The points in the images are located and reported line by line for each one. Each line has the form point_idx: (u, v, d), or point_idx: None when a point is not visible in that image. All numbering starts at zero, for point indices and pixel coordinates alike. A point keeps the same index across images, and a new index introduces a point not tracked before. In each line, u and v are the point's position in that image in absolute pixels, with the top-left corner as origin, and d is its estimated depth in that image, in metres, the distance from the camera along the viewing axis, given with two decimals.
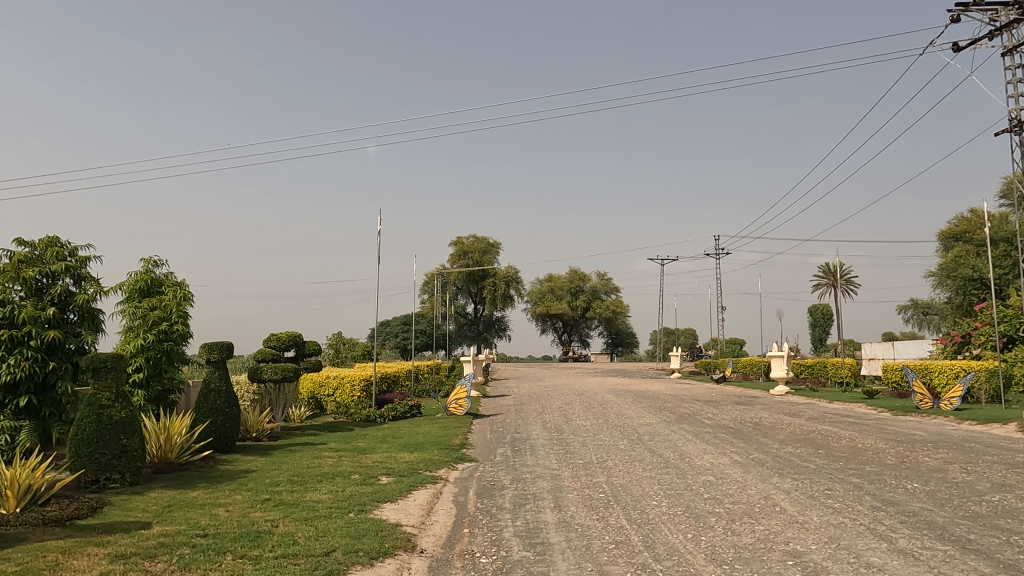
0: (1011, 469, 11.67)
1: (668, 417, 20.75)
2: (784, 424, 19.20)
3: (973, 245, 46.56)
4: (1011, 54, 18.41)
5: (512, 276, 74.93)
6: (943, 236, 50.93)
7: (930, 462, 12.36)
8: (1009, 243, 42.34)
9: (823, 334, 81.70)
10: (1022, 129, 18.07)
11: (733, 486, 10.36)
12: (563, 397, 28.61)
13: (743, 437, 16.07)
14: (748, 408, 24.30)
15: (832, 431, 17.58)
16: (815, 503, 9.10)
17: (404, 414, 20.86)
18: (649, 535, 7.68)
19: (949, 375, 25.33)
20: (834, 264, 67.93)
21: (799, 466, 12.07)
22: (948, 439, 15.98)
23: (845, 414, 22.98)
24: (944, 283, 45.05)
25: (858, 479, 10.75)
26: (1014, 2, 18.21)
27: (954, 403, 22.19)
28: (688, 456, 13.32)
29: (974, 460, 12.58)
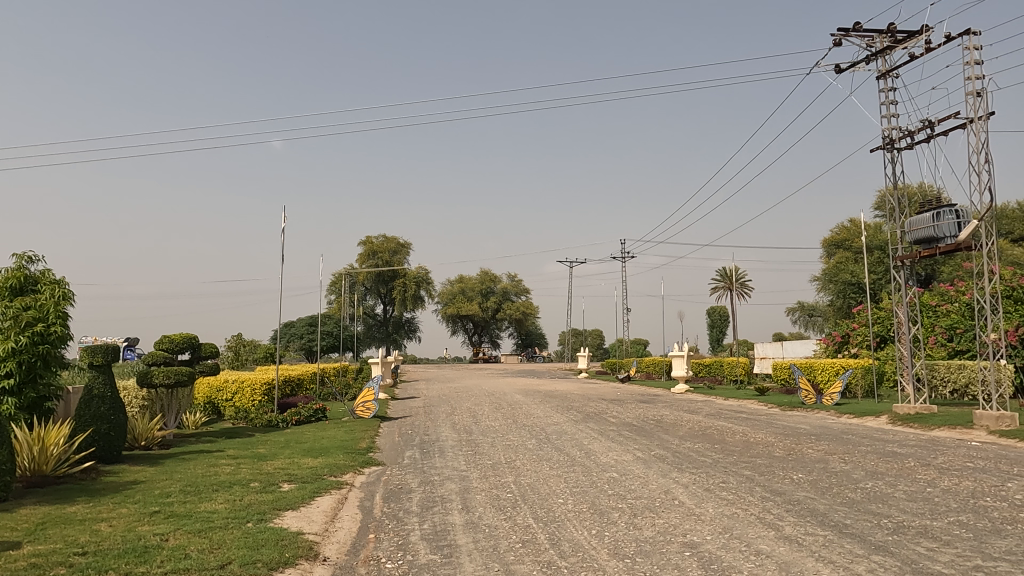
0: (881, 458, 12.75)
1: (575, 416, 21.18)
2: (684, 420, 20.06)
3: (852, 252, 50.47)
4: (885, 77, 20.10)
5: (422, 277, 74.07)
6: (826, 243, 54.88)
7: (813, 453, 13.29)
8: (882, 251, 46.19)
9: (719, 335, 86.00)
10: (894, 147, 19.74)
11: (636, 482, 10.71)
12: (472, 398, 28.63)
13: (645, 434, 16.68)
14: (651, 406, 25.24)
15: (727, 426, 18.55)
16: (711, 495, 9.57)
17: (309, 418, 20.21)
18: (555, 532, 7.82)
19: (830, 372, 27.33)
20: (730, 269, 71.74)
21: (697, 460, 12.65)
22: (829, 432, 17.24)
23: (739, 410, 24.33)
24: (826, 287, 48.55)
25: (750, 472, 11.39)
26: (887, 30, 19.86)
27: (834, 398, 23.99)
28: (594, 454, 13.66)
29: (851, 450, 13.65)
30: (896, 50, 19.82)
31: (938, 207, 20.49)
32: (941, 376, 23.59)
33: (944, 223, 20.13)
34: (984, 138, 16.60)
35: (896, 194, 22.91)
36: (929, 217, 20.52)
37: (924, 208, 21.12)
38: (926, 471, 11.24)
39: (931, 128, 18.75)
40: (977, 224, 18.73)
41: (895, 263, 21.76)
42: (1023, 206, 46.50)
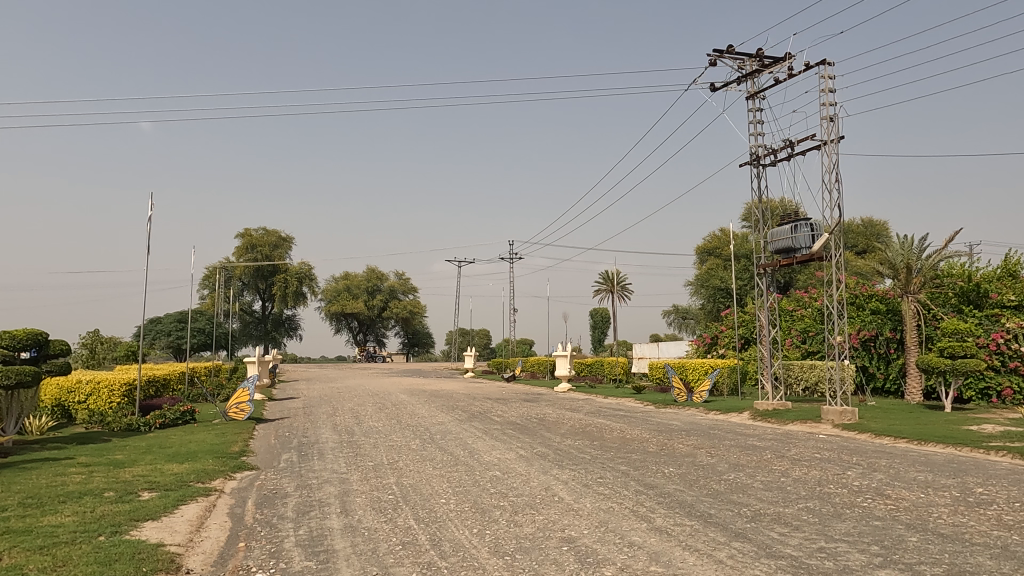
0: (743, 451, 13.76)
1: (460, 415, 21.17)
2: (565, 418, 20.61)
3: (721, 260, 54.04)
4: (753, 98, 21.68)
5: (305, 273, 71.23)
6: (698, 250, 58.38)
7: (682, 448, 14.10)
8: (748, 259, 49.83)
9: (601, 335, 89.25)
10: (759, 163, 21.33)
11: (518, 480, 10.87)
12: (355, 398, 27.87)
13: (528, 432, 16.98)
14: (534, 405, 25.73)
15: (606, 424, 19.27)
16: (588, 491, 9.88)
17: (174, 421, 18.86)
18: (436, 533, 7.77)
19: (700, 371, 29.14)
20: (611, 272, 74.64)
21: (576, 457, 13.03)
22: (697, 428, 18.36)
23: (617, 408, 25.37)
24: (699, 291, 51.67)
25: (625, 467, 11.89)
26: (756, 55, 21.46)
27: (703, 396, 25.60)
28: (477, 453, 13.73)
29: (717, 445, 14.62)
30: (763, 74, 21.45)
31: (795, 220, 22.31)
32: (795, 375, 25.81)
33: (800, 234, 21.91)
34: (835, 160, 18.32)
35: (760, 206, 24.80)
36: (788, 229, 22.28)
37: (784, 220, 23.01)
38: (781, 462, 12.24)
39: (791, 148, 20.42)
40: (828, 236, 20.65)
41: (759, 270, 23.54)
42: (866, 222, 51.78)
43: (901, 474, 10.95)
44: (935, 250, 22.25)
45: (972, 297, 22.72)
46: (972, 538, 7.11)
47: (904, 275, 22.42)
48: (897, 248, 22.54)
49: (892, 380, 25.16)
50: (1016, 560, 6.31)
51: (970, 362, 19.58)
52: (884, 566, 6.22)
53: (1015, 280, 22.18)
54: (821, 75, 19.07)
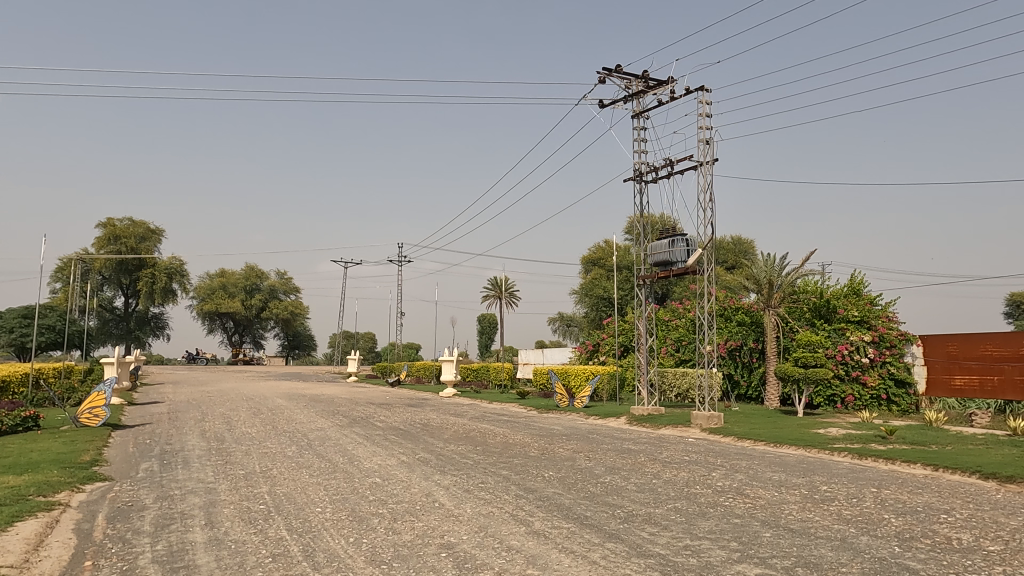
0: (619, 454, 14.32)
1: (340, 421, 20.53)
2: (449, 423, 20.55)
3: (605, 270, 56.13)
4: (638, 117, 22.73)
5: (176, 268, 66.45)
6: (583, 260, 60.26)
7: (562, 452, 14.47)
8: (629, 270, 52.09)
9: (488, 341, 89.88)
10: (642, 180, 22.39)
11: (398, 486, 10.69)
12: (227, 403, 26.31)
13: (411, 438, 16.76)
14: (418, 410, 25.45)
15: (489, 428, 19.41)
16: (469, 496, 9.89)
17: (13, 428, 16.92)
18: (309, 544, 7.47)
19: (581, 377, 30.09)
20: (500, 278, 75.31)
21: (459, 462, 13.01)
22: (577, 432, 18.92)
23: (501, 413, 25.63)
24: (583, 300, 53.36)
25: (506, 471, 12.02)
26: (642, 76, 22.53)
27: (583, 401, 26.47)
28: (357, 459, 13.36)
29: (594, 449, 15.13)
30: (647, 95, 22.56)
31: (673, 235, 23.65)
32: (669, 382, 27.27)
33: (677, 249, 23.27)
34: (710, 180, 19.57)
35: (641, 220, 25.99)
36: (666, 243, 23.52)
37: (662, 235, 24.24)
38: (653, 465, 12.86)
39: (670, 166, 21.60)
40: (701, 252, 21.99)
41: (639, 281, 24.64)
42: (736, 241, 55.65)
43: (758, 474, 11.84)
44: (793, 268, 24.26)
45: (823, 312, 24.96)
46: (817, 531, 7.79)
47: (766, 290, 24.28)
48: (761, 265, 24.39)
49: (754, 387, 27.14)
50: (853, 551, 6.98)
51: (819, 371, 21.51)
52: (741, 561, 6.67)
53: (859, 297, 24.60)
54: (700, 100, 20.34)
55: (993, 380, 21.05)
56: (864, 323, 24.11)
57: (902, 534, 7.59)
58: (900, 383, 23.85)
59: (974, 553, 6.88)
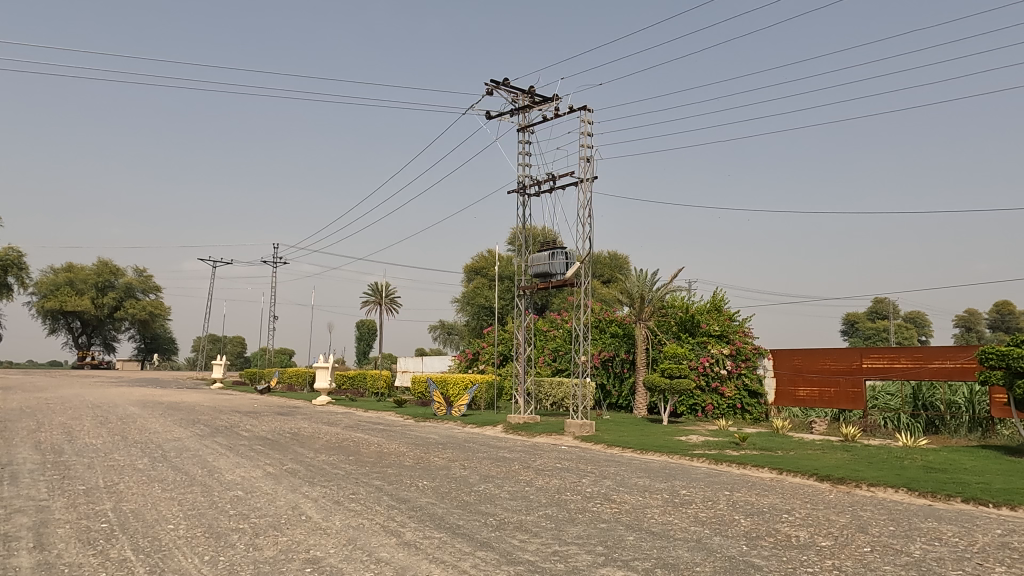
0: (493, 463, 14.44)
1: (200, 430, 19.18)
2: (321, 432, 19.80)
3: (487, 279, 56.66)
4: (523, 130, 23.21)
5: (12, 260, 59.44)
6: (466, 269, 60.41)
7: (437, 461, 14.36)
8: (511, 280, 52.89)
9: (366, 348, 87.65)
10: (525, 193, 22.82)
11: (262, 499, 10.13)
12: (69, 411, 23.80)
13: (278, 448, 15.96)
14: (288, 418, 24.32)
15: (363, 437, 18.90)
16: (338, 508, 9.56)
17: None
18: (158, 564, 6.91)
19: (460, 386, 30.09)
20: (381, 284, 73.85)
21: (329, 473, 12.55)
22: (453, 441, 18.86)
23: (376, 421, 25.08)
24: (464, 308, 53.57)
25: (379, 482, 11.74)
26: (528, 92, 23.03)
27: (461, 410, 26.49)
28: (218, 471, 12.54)
29: (470, 457, 15.15)
30: (533, 110, 23.08)
31: (552, 248, 24.28)
32: (545, 391, 28.02)
33: (556, 261, 23.91)
34: (589, 198, 20.29)
35: (524, 232, 26.43)
36: (546, 255, 24.12)
37: (542, 247, 24.86)
38: (526, 472, 13.07)
39: (553, 181, 22.18)
40: (580, 265, 22.74)
41: (519, 291, 25.07)
42: (613, 256, 58.10)
43: (625, 480, 12.38)
44: (663, 284, 25.68)
45: (688, 326, 26.59)
46: (675, 533, 8.24)
47: (638, 303, 25.52)
48: (634, 280, 25.66)
49: (624, 396, 28.38)
50: (706, 550, 7.46)
51: (683, 382, 22.91)
52: (605, 564, 6.92)
53: (719, 313, 26.45)
54: (582, 119, 21.08)
55: (830, 391, 23.18)
56: (723, 337, 25.96)
57: (749, 534, 8.20)
58: (753, 393, 25.85)
59: (809, 548, 7.57)
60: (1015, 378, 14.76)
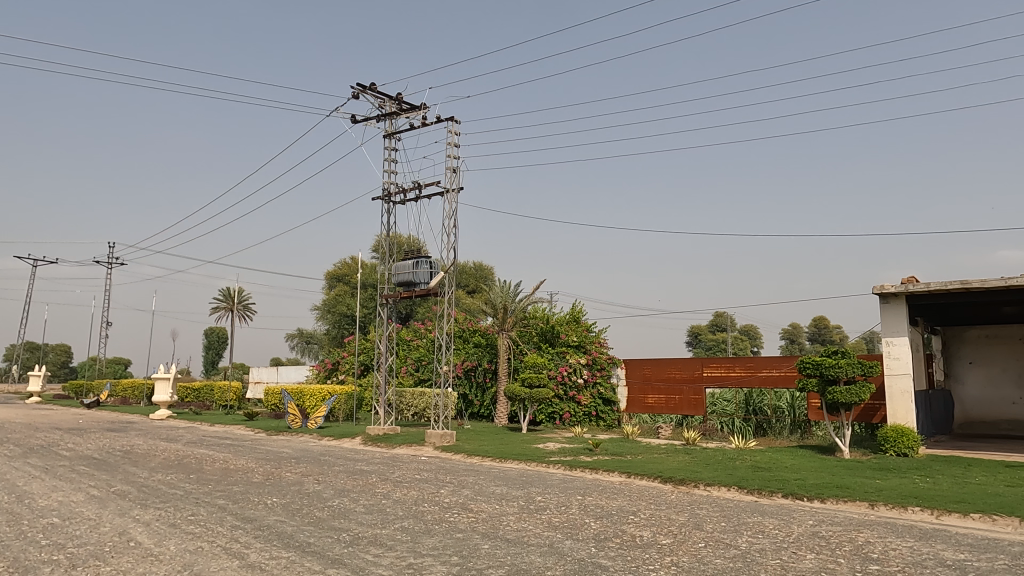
0: (350, 476, 13.99)
1: (9, 451, 16.89)
2: (158, 450, 18.16)
3: (350, 286, 55.09)
4: (390, 137, 22.91)
5: None
6: (327, 275, 58.29)
7: (289, 477, 13.68)
8: (374, 288, 51.80)
9: (215, 357, 81.91)
10: (390, 200, 22.51)
11: (83, 526, 9.11)
12: None
13: (106, 468, 14.45)
14: (120, 435, 22.08)
15: (207, 454, 17.59)
16: (174, 531, 8.81)
17: None
18: None
19: (317, 398, 28.89)
20: (233, 289, 69.47)
21: (165, 494, 11.54)
22: (307, 455, 18.05)
23: (222, 436, 23.44)
24: (325, 316, 51.79)
25: (223, 501, 10.96)
26: (395, 98, 22.77)
27: (317, 423, 25.41)
28: (29, 497, 11.10)
29: (325, 471, 14.57)
30: (400, 117, 22.85)
31: (417, 257, 24.10)
32: (406, 402, 27.67)
33: (420, 270, 23.75)
34: (454, 207, 20.41)
35: (388, 239, 25.98)
36: (410, 264, 23.87)
37: (407, 256, 24.57)
38: (383, 485, 12.80)
39: (419, 189, 22.05)
40: (444, 275, 22.73)
41: (381, 300, 24.57)
42: (478, 266, 58.71)
43: (483, 489, 12.48)
44: (525, 295, 26.29)
45: (548, 336, 27.38)
46: (529, 539, 8.43)
47: (501, 314, 25.99)
48: (498, 290, 26.08)
49: (485, 405, 28.68)
50: (557, 554, 7.71)
51: (542, 391, 23.57)
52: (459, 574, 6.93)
53: (577, 324, 27.53)
54: (450, 130, 21.21)
55: (675, 398, 24.90)
56: (580, 347, 27.04)
57: (597, 536, 8.58)
58: (607, 401, 27.10)
59: (651, 546, 8.05)
60: (826, 385, 16.66)
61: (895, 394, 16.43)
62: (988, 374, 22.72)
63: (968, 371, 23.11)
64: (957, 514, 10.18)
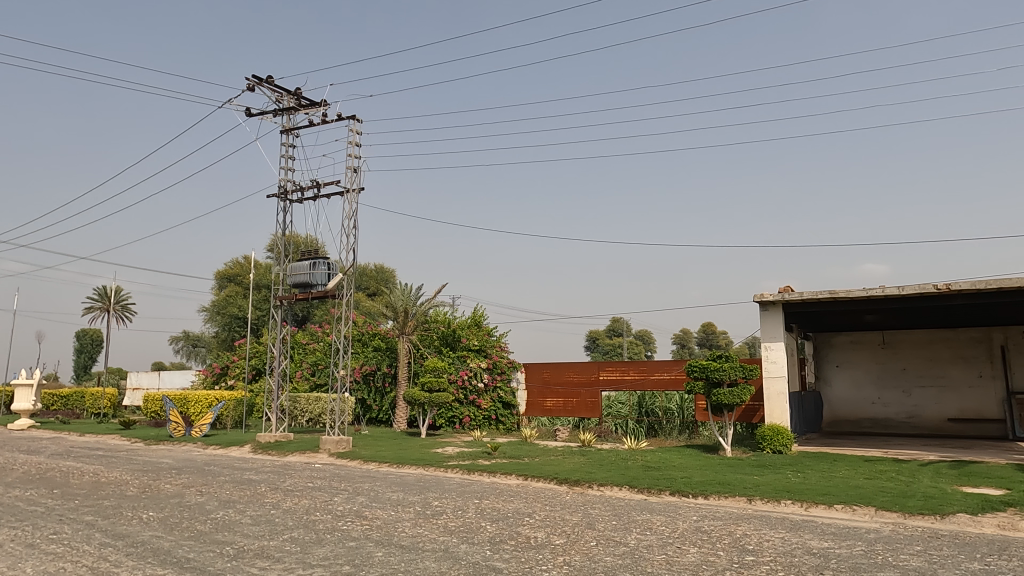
0: (236, 486, 13.30)
1: None
2: (16, 463, 16.50)
3: (242, 287, 52.52)
4: (288, 133, 22.10)
5: None
6: (217, 275, 55.23)
7: (168, 489, 12.82)
8: (269, 289, 49.65)
9: (87, 361, 75.59)
10: (287, 198, 21.70)
11: None
12: None
13: None
14: None
15: (74, 466, 16.16)
16: (32, 552, 8.03)
17: None
18: None
19: (202, 404, 27.27)
20: (111, 288, 64.43)
21: (23, 511, 10.49)
22: (190, 465, 17.00)
23: (94, 447, 21.66)
24: (214, 318, 49.08)
25: (90, 517, 10.11)
26: (294, 93, 21.99)
27: (203, 431, 23.97)
28: None
29: (209, 482, 13.78)
30: (299, 113, 22.09)
31: (314, 257, 23.35)
32: (301, 408, 26.69)
33: (317, 271, 23.04)
34: (354, 208, 19.96)
35: (284, 239, 24.99)
36: (307, 264, 23.06)
37: (303, 256, 23.73)
38: (272, 494, 12.25)
39: (317, 188, 21.40)
40: (342, 277, 22.11)
41: (275, 302, 23.56)
42: (380, 269, 57.70)
43: (378, 495, 12.24)
44: (426, 298, 26.05)
45: (449, 340, 27.26)
46: (424, 545, 8.35)
47: (402, 317, 25.64)
48: (399, 293, 25.70)
49: (384, 410, 28.17)
50: (452, 559, 7.67)
51: (442, 395, 23.43)
52: None
53: (479, 328, 27.58)
54: (350, 129, 20.74)
55: (572, 401, 25.49)
56: (481, 351, 27.08)
57: (493, 539, 8.63)
58: (507, 405, 27.30)
59: (545, 547, 8.18)
60: (711, 388, 17.59)
61: (772, 396, 17.61)
62: (853, 376, 24.82)
63: (836, 373, 25.14)
64: (823, 506, 11.04)
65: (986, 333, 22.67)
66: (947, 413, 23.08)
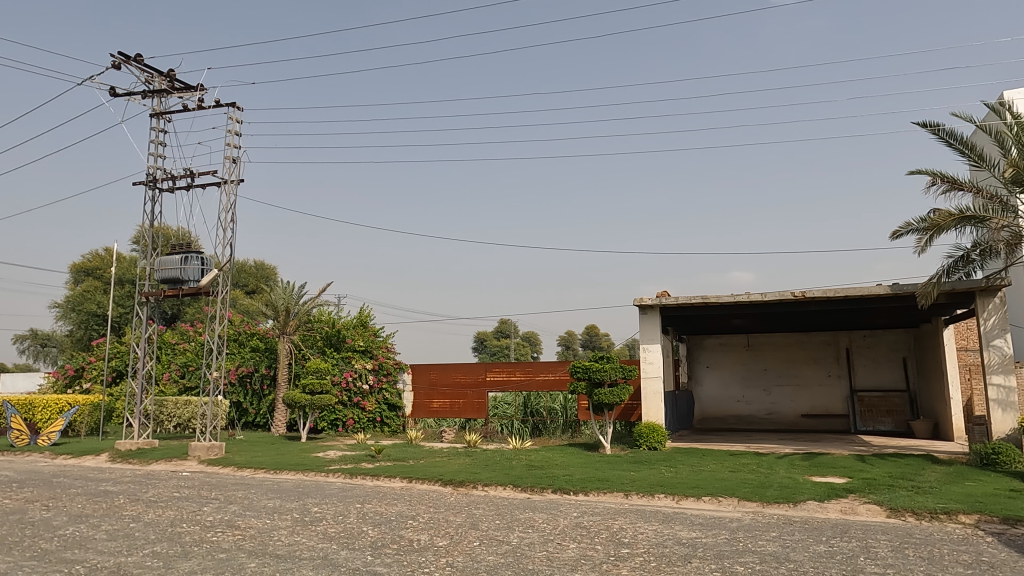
0: (89, 499, 12.17)
1: None
2: None
3: (102, 282, 48.26)
4: (159, 117, 20.55)
5: None
6: (72, 268, 50.38)
7: (7, 504, 11.51)
8: (133, 284, 45.96)
9: None
10: (156, 186, 20.16)
11: None
12: None
13: None
14: None
15: None
16: None
17: None
18: None
19: (51, 410, 24.74)
20: None
21: None
22: (35, 477, 15.35)
23: None
24: (68, 315, 44.79)
25: None
26: (166, 74, 20.48)
27: (51, 439, 21.72)
28: None
29: (57, 495, 12.51)
30: (171, 96, 20.60)
31: (186, 252, 21.84)
32: (168, 412, 24.90)
33: (189, 266, 21.57)
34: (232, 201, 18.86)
35: (152, 231, 23.15)
36: (178, 259, 21.53)
37: (174, 250, 22.09)
38: (132, 506, 11.29)
39: (191, 177, 20.03)
40: (217, 273, 20.79)
41: (141, 298, 21.76)
42: (260, 265, 55.05)
43: (252, 504, 11.63)
44: (309, 297, 25.09)
45: (333, 340, 26.34)
46: (301, 553, 8.03)
47: (283, 317, 24.56)
48: (280, 292, 24.56)
49: (261, 414, 26.87)
50: (331, 566, 7.44)
51: (324, 397, 22.65)
52: None
53: (365, 329, 26.88)
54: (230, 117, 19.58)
55: (459, 402, 25.51)
56: (366, 352, 26.37)
57: (375, 544, 8.45)
58: (392, 407, 26.78)
59: (428, 550, 8.12)
60: (593, 388, 18.19)
61: (649, 395, 18.48)
62: (721, 376, 26.55)
63: (706, 373, 26.80)
64: (692, 498, 11.74)
65: (835, 336, 24.97)
66: (801, 410, 25.22)
